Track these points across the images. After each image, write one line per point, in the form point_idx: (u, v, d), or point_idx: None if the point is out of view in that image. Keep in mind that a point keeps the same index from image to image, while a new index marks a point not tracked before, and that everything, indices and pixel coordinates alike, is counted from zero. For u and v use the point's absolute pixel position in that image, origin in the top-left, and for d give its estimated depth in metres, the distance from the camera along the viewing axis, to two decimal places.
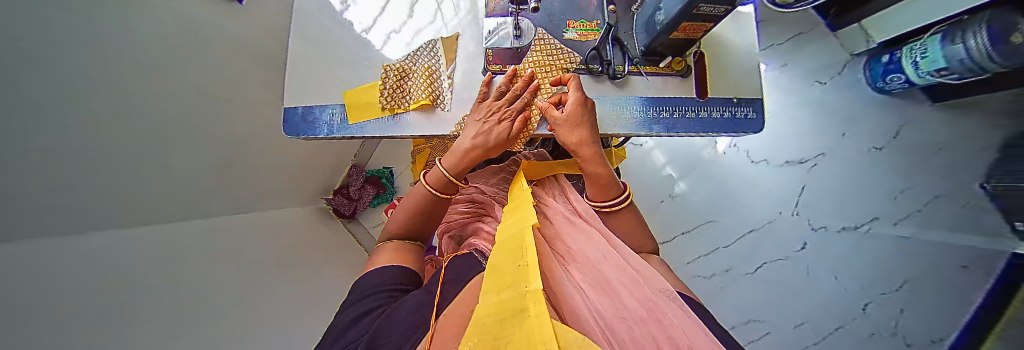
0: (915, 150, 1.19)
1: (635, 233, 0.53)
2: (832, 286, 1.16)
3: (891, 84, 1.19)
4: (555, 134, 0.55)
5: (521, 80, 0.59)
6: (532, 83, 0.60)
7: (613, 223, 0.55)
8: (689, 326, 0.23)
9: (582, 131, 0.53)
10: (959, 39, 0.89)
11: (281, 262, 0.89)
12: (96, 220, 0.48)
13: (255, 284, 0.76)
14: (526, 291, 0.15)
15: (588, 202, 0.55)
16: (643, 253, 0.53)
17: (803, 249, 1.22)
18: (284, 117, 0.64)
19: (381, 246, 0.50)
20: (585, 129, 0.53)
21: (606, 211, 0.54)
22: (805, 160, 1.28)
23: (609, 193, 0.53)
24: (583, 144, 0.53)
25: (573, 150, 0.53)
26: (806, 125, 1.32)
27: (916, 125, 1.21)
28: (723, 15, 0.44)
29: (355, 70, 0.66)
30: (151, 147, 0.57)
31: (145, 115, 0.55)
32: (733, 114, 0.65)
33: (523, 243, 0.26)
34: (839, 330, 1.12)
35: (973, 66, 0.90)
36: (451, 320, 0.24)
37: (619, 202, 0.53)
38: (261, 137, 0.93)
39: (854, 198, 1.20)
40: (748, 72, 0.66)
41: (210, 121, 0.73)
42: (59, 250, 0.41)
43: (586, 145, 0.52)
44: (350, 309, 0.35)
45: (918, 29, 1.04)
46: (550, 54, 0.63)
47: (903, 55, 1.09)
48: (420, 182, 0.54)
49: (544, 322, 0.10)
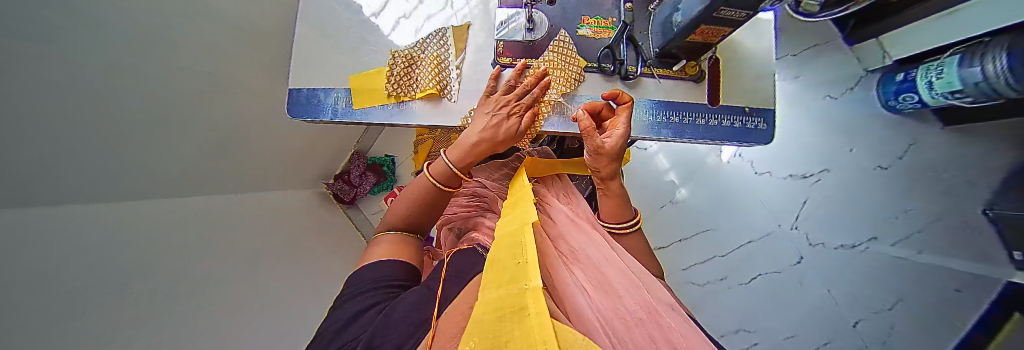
0: (921, 171, 1.18)
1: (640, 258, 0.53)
2: (825, 302, 1.16)
3: (904, 103, 1.17)
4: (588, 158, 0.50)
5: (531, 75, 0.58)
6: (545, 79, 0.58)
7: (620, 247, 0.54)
8: (688, 332, 0.23)
9: (617, 166, 0.49)
10: (977, 62, 0.87)
11: (280, 243, 0.90)
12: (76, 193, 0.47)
13: (255, 264, 0.77)
14: (526, 287, 0.15)
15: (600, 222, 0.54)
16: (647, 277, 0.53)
17: (799, 263, 1.22)
18: (288, 98, 0.63)
19: (380, 237, 0.50)
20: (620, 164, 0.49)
21: (617, 232, 0.53)
22: (810, 175, 1.27)
23: (621, 216, 0.53)
24: (611, 180, 0.50)
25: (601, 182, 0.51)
26: (813, 139, 1.30)
27: (925, 147, 1.20)
28: (744, 20, 0.43)
29: (362, 55, 0.65)
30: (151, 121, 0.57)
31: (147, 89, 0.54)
32: (744, 123, 0.64)
33: (522, 240, 0.25)
34: (827, 346, 1.12)
35: (988, 91, 0.89)
36: (450, 321, 0.24)
37: (630, 225, 0.53)
38: (261, 116, 0.92)
39: (854, 215, 1.19)
40: (762, 81, 0.65)
41: (211, 95, 0.72)
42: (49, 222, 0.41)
43: (615, 182, 0.50)
44: (348, 304, 0.35)
45: (938, 47, 1.03)
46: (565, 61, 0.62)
47: (917, 75, 1.07)
48: (423, 174, 0.53)
49: (544, 320, 0.10)
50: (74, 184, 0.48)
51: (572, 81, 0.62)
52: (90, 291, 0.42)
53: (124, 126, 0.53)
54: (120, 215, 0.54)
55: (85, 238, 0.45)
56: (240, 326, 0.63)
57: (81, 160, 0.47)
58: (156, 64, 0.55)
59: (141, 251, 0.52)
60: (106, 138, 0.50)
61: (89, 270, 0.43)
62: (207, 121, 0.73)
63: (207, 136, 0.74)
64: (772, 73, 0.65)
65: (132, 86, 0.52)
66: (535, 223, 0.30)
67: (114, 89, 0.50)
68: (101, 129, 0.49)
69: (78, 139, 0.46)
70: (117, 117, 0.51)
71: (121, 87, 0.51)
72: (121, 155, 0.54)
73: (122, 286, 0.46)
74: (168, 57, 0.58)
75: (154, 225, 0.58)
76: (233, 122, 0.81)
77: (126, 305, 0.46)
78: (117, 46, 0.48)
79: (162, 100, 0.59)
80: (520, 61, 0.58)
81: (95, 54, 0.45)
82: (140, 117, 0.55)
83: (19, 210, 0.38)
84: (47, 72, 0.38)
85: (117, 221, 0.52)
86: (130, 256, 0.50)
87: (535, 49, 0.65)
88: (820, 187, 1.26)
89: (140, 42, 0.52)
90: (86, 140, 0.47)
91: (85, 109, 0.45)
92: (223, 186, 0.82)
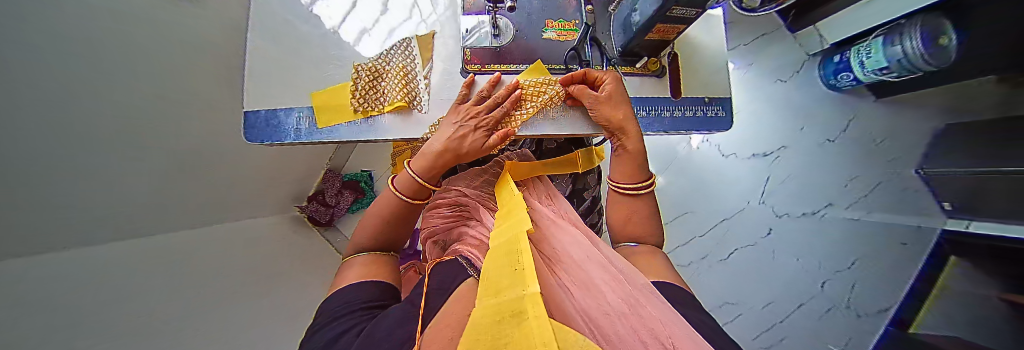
0: (858, 142, 1.28)
1: (643, 223, 0.52)
2: (795, 267, 1.25)
3: (842, 81, 1.29)
4: (599, 112, 0.57)
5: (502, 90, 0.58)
6: (515, 92, 0.58)
7: (633, 207, 0.53)
8: (669, 319, 0.24)
9: (624, 109, 0.56)
10: (896, 43, 1.00)
11: (252, 278, 0.84)
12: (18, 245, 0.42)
13: (223, 305, 0.71)
14: (524, 292, 0.15)
15: (622, 187, 0.53)
16: (648, 245, 0.51)
17: (769, 234, 1.34)
18: (245, 122, 0.59)
19: (351, 260, 0.48)
20: (625, 106, 0.56)
21: (636, 192, 0.52)
22: (769, 153, 1.40)
23: (640, 176, 0.52)
24: (626, 121, 0.55)
25: (618, 126, 0.55)
26: (766, 120, 1.43)
27: (865, 118, 1.30)
28: (694, 18, 0.47)
29: (324, 70, 0.62)
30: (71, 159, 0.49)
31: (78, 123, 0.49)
32: (704, 113, 0.68)
33: (518, 248, 0.26)
34: (800, 308, 1.20)
35: (908, 66, 1.01)
36: (439, 333, 0.22)
37: (647, 186, 0.53)
38: (228, 139, 0.87)
39: (806, 190, 1.31)
40: (718, 72, 0.69)
41: (166, 122, 0.67)
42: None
43: (630, 121, 0.55)
44: (321, 333, 0.33)
45: (861, 32, 1.15)
46: (540, 93, 0.61)
47: (850, 56, 1.19)
48: (388, 188, 0.51)
49: (543, 322, 0.10)
50: (33, 231, 0.44)
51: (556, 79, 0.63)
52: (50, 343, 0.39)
53: (64, 166, 0.48)
54: (63, 261, 0.48)
55: (30, 294, 0.41)
56: None
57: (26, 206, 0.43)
58: (90, 91, 0.51)
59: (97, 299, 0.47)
60: (54, 181, 0.47)
61: (46, 323, 0.40)
62: (164, 150, 0.67)
63: (165, 166, 0.68)
64: (724, 64, 0.69)
65: (67, 119, 0.48)
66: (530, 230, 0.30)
67: (59, 128, 0.46)
68: (48, 172, 0.46)
69: (28, 185, 0.43)
70: (60, 159, 0.47)
71: (62, 126, 0.47)
72: (70, 197, 0.50)
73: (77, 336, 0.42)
74: (106, 84, 0.53)
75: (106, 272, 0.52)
76: (192, 152, 0.76)
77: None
78: (49, 76, 0.44)
79: (102, 133, 0.54)
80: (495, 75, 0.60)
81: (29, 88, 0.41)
82: (84, 152, 0.51)
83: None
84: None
85: (61, 262, 0.48)
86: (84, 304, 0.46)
87: (502, 55, 0.66)
88: (780, 163, 1.38)
89: (61, 67, 0.46)
90: (35, 184, 0.44)
91: (26, 151, 0.42)
92: (187, 219, 0.76)
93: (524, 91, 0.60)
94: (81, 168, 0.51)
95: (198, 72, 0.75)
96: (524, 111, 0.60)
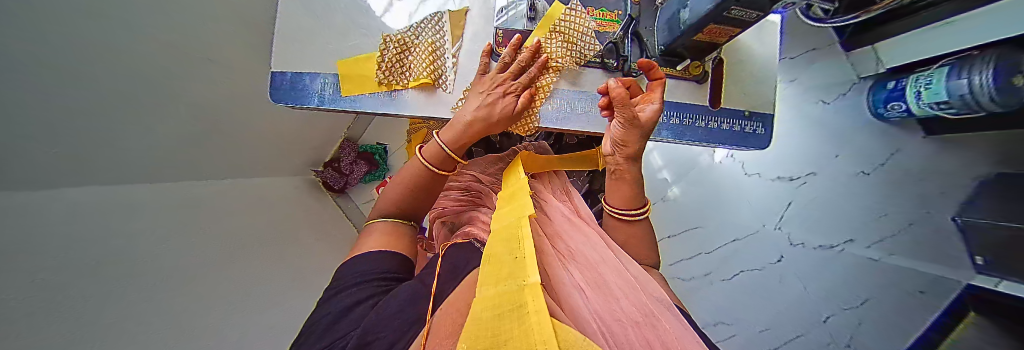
0: (902, 177, 1.24)
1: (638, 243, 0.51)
2: (799, 296, 1.21)
3: (892, 111, 1.19)
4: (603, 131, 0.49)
5: (525, 51, 0.55)
6: (539, 57, 0.56)
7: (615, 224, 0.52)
8: (684, 335, 0.22)
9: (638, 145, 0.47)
10: (964, 74, 0.90)
11: (279, 235, 0.89)
12: (45, 180, 0.43)
13: (251, 254, 0.76)
14: (525, 284, 0.14)
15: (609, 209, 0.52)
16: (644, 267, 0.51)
17: (779, 261, 1.26)
18: (270, 83, 0.59)
19: (373, 224, 0.48)
20: (639, 145, 0.46)
21: (630, 221, 0.51)
22: (796, 177, 1.30)
23: (634, 203, 0.50)
24: (627, 158, 0.47)
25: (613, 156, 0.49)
26: (805, 139, 1.33)
27: (907, 153, 1.25)
28: (753, 22, 0.43)
29: (351, 38, 0.61)
30: (107, 103, 0.50)
31: (108, 68, 0.49)
32: (743, 128, 0.64)
33: (518, 234, 0.25)
34: (799, 338, 1.18)
35: (971, 102, 0.91)
36: (447, 317, 0.22)
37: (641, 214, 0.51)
38: (252, 100, 0.89)
39: (836, 219, 1.24)
40: (765, 84, 0.65)
41: (199, 77, 0.69)
42: (16, 211, 0.38)
43: (630, 161, 0.47)
44: (335, 299, 0.33)
45: (927, 59, 1.04)
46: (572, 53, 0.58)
47: (907, 84, 1.09)
48: (416, 158, 0.51)
49: (545, 317, 0.09)
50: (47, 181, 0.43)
51: (586, 29, 0.58)
52: (75, 278, 0.41)
53: (99, 107, 0.49)
54: (99, 199, 0.51)
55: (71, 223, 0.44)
56: (231, 322, 0.61)
57: (54, 144, 0.44)
58: (102, 57, 0.48)
59: (134, 239, 0.51)
60: (56, 141, 0.44)
61: (78, 260, 0.42)
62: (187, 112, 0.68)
63: (190, 121, 0.70)
64: (771, 77, 0.65)
65: (105, 65, 0.49)
66: (532, 215, 0.30)
67: (86, 72, 0.46)
68: (78, 116, 0.47)
69: (28, 145, 0.40)
70: (55, 123, 0.43)
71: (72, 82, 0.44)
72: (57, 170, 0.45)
73: (113, 272, 0.45)
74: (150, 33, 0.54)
75: (144, 215, 0.55)
76: (220, 106, 0.78)
77: (114, 296, 0.44)
78: (93, 16, 0.45)
79: (105, 95, 0.50)
80: (514, 36, 0.56)
81: (67, 30, 0.42)
82: (113, 103, 0.51)
83: (7, 202, 0.37)
84: (17, 58, 0.36)
85: (100, 203, 0.50)
86: (122, 243, 0.49)
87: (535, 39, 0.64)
88: (805, 189, 1.29)
89: (108, 9, 0.46)
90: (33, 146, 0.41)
91: (51, 94, 0.42)
92: (211, 174, 0.79)
93: (547, 54, 0.57)
94: (101, 121, 0.50)
95: (235, 33, 0.75)
96: (547, 76, 0.57)
